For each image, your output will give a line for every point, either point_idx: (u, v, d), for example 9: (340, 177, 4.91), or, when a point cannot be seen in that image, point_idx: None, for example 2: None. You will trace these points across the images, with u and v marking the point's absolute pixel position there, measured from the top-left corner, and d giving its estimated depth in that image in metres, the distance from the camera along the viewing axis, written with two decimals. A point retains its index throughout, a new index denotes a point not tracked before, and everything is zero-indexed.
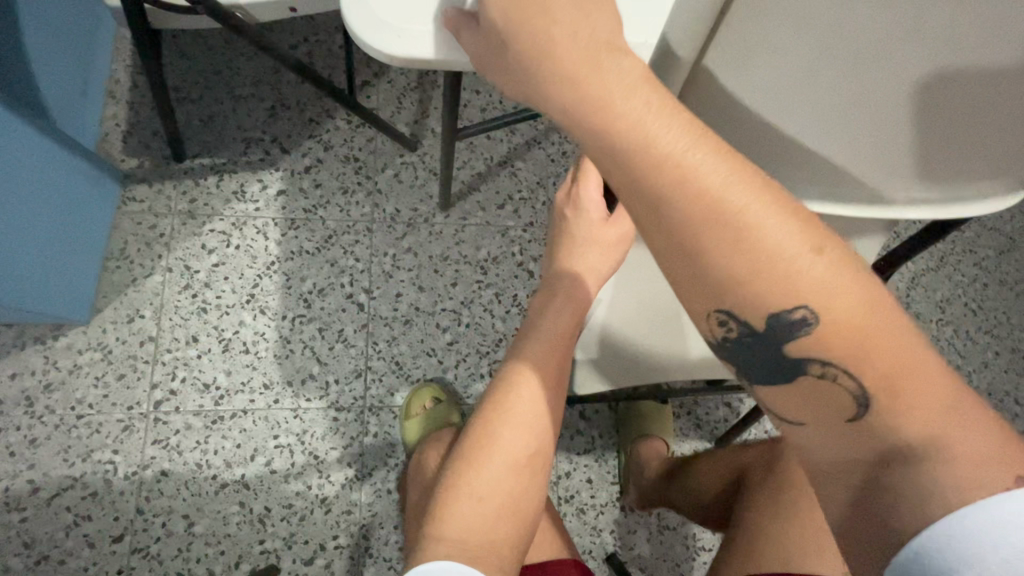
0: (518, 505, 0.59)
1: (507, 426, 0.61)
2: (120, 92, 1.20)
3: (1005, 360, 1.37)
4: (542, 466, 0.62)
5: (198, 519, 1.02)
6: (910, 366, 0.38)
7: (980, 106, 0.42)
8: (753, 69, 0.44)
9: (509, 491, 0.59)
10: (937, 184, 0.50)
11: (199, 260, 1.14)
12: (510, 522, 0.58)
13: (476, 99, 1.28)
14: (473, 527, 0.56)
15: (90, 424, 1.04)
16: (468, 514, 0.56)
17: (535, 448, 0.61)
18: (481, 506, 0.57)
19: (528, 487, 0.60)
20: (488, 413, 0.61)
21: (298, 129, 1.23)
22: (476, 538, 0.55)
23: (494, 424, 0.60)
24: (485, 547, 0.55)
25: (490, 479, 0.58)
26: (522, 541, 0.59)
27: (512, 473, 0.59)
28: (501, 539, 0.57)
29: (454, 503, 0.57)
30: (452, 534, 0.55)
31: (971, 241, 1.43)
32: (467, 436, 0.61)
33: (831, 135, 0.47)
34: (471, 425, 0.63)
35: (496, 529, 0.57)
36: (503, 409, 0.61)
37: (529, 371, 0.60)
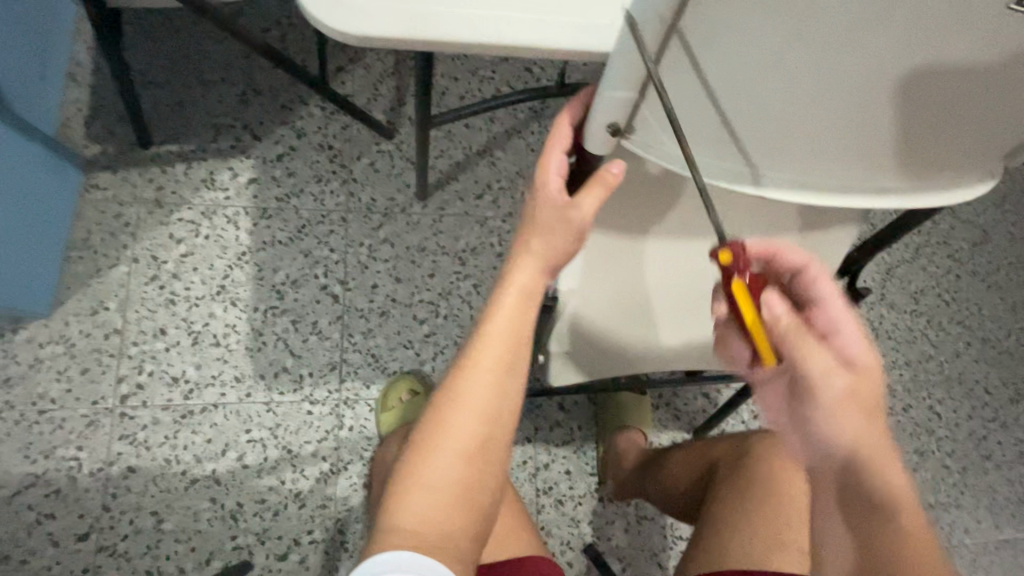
0: (474, 494, 0.56)
1: (461, 412, 0.57)
2: (81, 75, 1.15)
3: (977, 350, 1.39)
4: (500, 455, 0.58)
5: (167, 516, 1.00)
6: (878, 444, 0.53)
7: (943, 89, 0.42)
8: (745, 79, 0.42)
9: (463, 481, 0.55)
10: (899, 170, 0.51)
11: (167, 251, 1.11)
12: (466, 512, 0.55)
13: (454, 87, 1.25)
14: (428, 517, 0.54)
15: (53, 419, 1.01)
16: (421, 504, 0.54)
17: (491, 436, 0.57)
18: (434, 496, 0.54)
19: (484, 474, 0.57)
20: (441, 400, 0.57)
21: (270, 115, 1.19)
22: (431, 529, 0.54)
23: (446, 412, 0.57)
24: (440, 538, 0.54)
25: (442, 469, 0.55)
26: (481, 526, 0.57)
27: (465, 462, 0.56)
28: (457, 530, 0.55)
29: (407, 491, 0.55)
30: (406, 525, 0.54)
31: (945, 234, 1.45)
32: (420, 422, 0.58)
33: (802, 127, 0.46)
34: (427, 411, 0.59)
35: (450, 517, 0.55)
36: (456, 394, 0.57)
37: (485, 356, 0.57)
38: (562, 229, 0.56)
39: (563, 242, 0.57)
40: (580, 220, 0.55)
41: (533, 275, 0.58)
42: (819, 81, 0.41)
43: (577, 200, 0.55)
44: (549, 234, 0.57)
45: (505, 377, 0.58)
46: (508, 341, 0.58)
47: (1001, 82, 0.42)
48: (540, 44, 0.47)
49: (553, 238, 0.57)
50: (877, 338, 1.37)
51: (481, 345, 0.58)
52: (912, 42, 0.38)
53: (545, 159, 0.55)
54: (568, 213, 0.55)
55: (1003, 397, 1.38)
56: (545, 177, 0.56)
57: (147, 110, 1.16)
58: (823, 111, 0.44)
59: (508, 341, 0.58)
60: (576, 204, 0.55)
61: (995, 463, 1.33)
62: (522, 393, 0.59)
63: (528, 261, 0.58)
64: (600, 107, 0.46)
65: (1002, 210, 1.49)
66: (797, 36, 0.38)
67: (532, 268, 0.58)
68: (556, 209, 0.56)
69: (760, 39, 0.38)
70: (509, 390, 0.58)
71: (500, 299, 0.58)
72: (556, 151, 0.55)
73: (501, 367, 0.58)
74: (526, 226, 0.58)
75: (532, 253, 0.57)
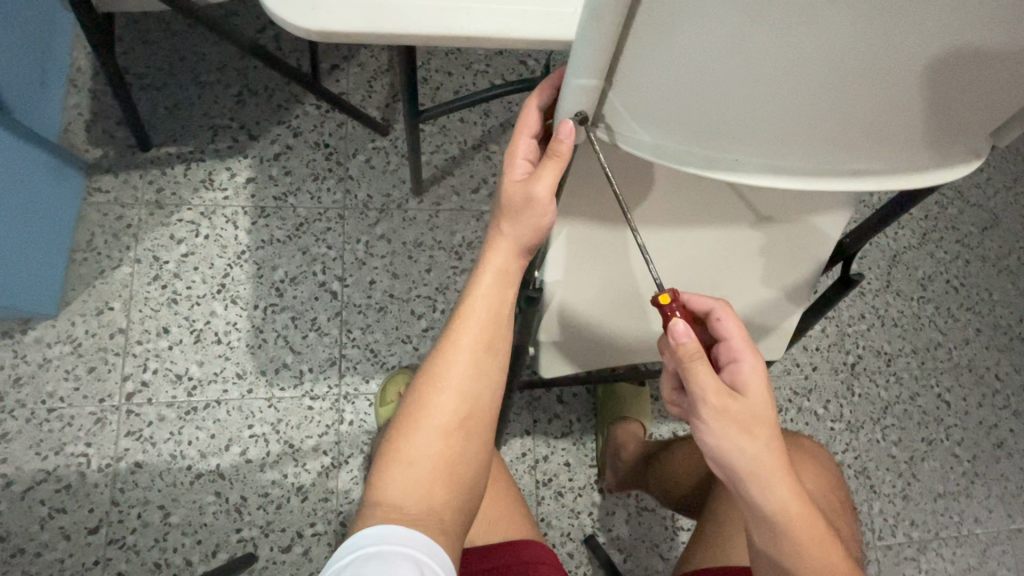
0: (457, 469, 0.57)
1: (440, 393, 0.58)
2: (82, 80, 1.17)
3: (987, 336, 1.36)
4: (483, 430, 0.59)
5: (174, 510, 1.02)
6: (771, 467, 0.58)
7: (915, 65, 0.41)
8: (717, 65, 0.41)
9: (445, 456, 0.56)
10: (881, 149, 0.50)
11: (168, 251, 1.13)
12: (449, 487, 0.56)
13: (448, 81, 1.25)
14: (411, 491, 0.55)
15: (62, 417, 1.04)
16: (404, 479, 0.55)
17: (473, 411, 0.58)
18: (417, 472, 0.55)
19: (464, 453, 0.57)
20: (422, 380, 0.59)
21: (266, 115, 1.20)
22: (414, 503, 0.54)
23: (428, 389, 0.58)
24: (423, 511, 0.54)
25: (424, 445, 0.56)
26: (463, 507, 0.57)
27: (447, 437, 0.57)
28: (441, 504, 0.55)
29: (390, 467, 0.56)
30: (390, 500, 0.54)
31: (954, 218, 1.42)
32: (404, 403, 0.60)
33: (774, 109, 0.45)
34: (409, 392, 0.60)
35: (434, 491, 0.55)
36: (435, 374, 0.59)
37: (461, 335, 0.59)
38: (526, 210, 0.56)
39: (533, 221, 0.57)
40: (541, 195, 0.54)
41: (507, 257, 0.59)
42: (788, 63, 0.41)
43: (538, 174, 0.54)
44: (516, 216, 0.57)
45: (485, 354, 0.60)
46: (486, 321, 0.60)
47: (977, 52, 0.41)
48: (501, 33, 0.47)
49: (520, 219, 0.57)
50: (882, 325, 1.34)
51: (459, 327, 0.60)
52: (883, 19, 0.37)
53: (513, 143, 0.56)
54: (530, 189, 0.55)
55: (1014, 383, 1.35)
56: (511, 161, 0.56)
57: (146, 113, 1.18)
58: (793, 93, 0.43)
59: (487, 320, 0.60)
60: (537, 179, 0.54)
61: (1007, 451, 1.31)
62: (503, 370, 0.61)
63: (501, 245, 0.59)
64: (569, 95, 0.46)
65: (1013, 192, 1.45)
66: (760, 17, 0.37)
67: (505, 252, 0.59)
68: (519, 189, 0.56)
69: (723, 21, 0.38)
70: (489, 366, 0.60)
71: (477, 282, 0.60)
72: (524, 136, 0.55)
73: (480, 345, 0.59)
74: (500, 211, 0.59)
75: (505, 238, 0.59)
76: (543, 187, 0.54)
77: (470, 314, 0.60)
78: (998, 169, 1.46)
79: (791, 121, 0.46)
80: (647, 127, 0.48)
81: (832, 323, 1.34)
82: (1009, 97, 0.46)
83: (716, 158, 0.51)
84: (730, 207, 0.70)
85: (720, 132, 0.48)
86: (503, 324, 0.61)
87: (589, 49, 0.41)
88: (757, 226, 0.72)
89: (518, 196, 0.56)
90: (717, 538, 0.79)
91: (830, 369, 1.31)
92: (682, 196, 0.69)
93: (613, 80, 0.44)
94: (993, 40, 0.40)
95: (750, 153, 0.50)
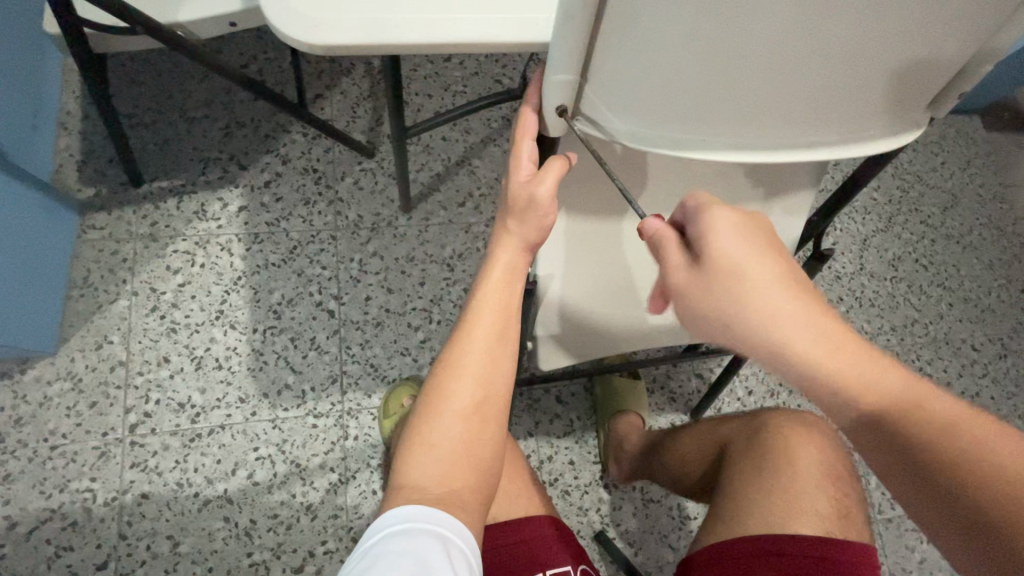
0: (475, 452, 0.59)
1: (456, 381, 0.61)
2: (72, 123, 1.21)
3: (960, 310, 1.43)
4: (498, 414, 0.61)
5: (183, 539, 1.02)
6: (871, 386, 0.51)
7: (847, 47, 0.47)
8: (671, 57, 0.47)
9: (463, 439, 0.59)
10: (831, 124, 0.56)
11: (164, 282, 1.15)
12: (467, 468, 0.58)
13: (428, 103, 1.31)
14: (433, 474, 0.57)
15: (65, 454, 1.04)
16: (427, 461, 0.58)
17: (488, 396, 0.61)
18: (437, 455, 0.58)
19: (480, 435, 0.60)
20: (440, 370, 0.62)
21: (254, 145, 1.24)
22: (435, 485, 0.56)
23: (446, 378, 0.61)
24: (445, 492, 0.56)
25: (444, 428, 0.59)
26: (484, 488, 0.60)
27: (465, 421, 0.60)
28: (462, 485, 0.57)
29: (413, 451, 0.58)
30: (413, 483, 0.56)
31: (915, 201, 1.50)
32: (423, 393, 0.62)
33: (729, 92, 0.50)
34: (427, 383, 0.63)
35: (453, 473, 0.58)
36: (452, 364, 0.61)
37: (472, 325, 0.62)
38: (530, 209, 0.60)
39: (534, 219, 0.61)
40: (542, 196, 0.59)
41: (513, 254, 0.63)
42: (738, 47, 0.46)
43: (539, 177, 0.59)
44: (521, 216, 0.61)
45: (498, 343, 0.63)
46: (497, 312, 0.63)
47: (901, 33, 0.46)
48: (487, 39, 0.52)
49: (524, 218, 0.61)
50: (860, 306, 1.41)
51: (472, 319, 0.63)
52: (809, 11, 0.43)
53: (516, 147, 0.59)
54: (532, 190, 0.59)
55: (990, 352, 1.40)
56: (516, 165, 0.61)
57: (137, 151, 1.21)
58: (746, 76, 0.49)
59: (498, 312, 0.63)
60: (539, 181, 0.59)
61: (990, 418, 1.36)
62: (514, 357, 0.63)
63: (508, 243, 0.63)
64: (551, 90, 0.51)
65: (968, 173, 1.55)
66: (710, 10, 0.42)
67: (511, 248, 0.63)
68: (524, 190, 0.60)
69: (674, 18, 0.43)
70: (502, 354, 0.62)
71: (486, 277, 0.63)
72: (526, 140, 0.59)
73: (493, 335, 0.62)
74: (505, 213, 0.63)
75: (510, 237, 0.63)
76: (547, 186, 0.59)
77: (482, 304, 0.63)
78: (951, 153, 1.56)
79: (750, 100, 0.52)
80: (620, 116, 0.54)
81: None
82: (935, 71, 0.52)
83: (684, 140, 0.56)
84: (703, 191, 0.76)
85: (684, 117, 0.53)
86: (512, 317, 0.64)
87: (562, 48, 0.46)
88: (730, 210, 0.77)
89: (520, 195, 0.60)
90: (730, 516, 0.81)
91: None
92: (661, 188, 0.75)
93: (588, 74, 0.50)
94: (912, 22, 0.45)
95: (714, 133, 0.56)
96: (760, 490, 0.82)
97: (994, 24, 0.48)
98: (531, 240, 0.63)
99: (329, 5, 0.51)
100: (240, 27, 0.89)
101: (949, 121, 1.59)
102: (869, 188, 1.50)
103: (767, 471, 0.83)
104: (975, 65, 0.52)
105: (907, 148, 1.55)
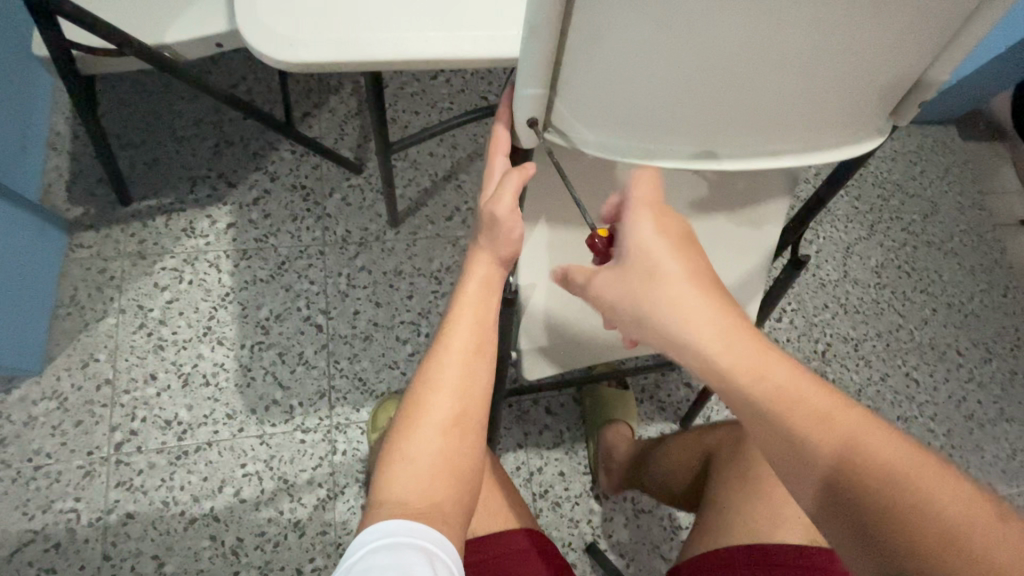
0: (456, 463, 0.60)
1: (434, 395, 0.61)
2: (61, 143, 1.22)
3: (943, 315, 1.44)
4: (477, 426, 0.62)
5: (168, 558, 1.01)
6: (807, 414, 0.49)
7: (801, 62, 0.49)
8: (635, 72, 0.49)
9: (443, 451, 0.60)
10: (793, 132, 0.58)
11: (152, 299, 1.15)
12: (448, 480, 0.59)
13: (415, 120, 1.34)
14: (414, 490, 0.57)
15: (49, 474, 1.03)
16: (406, 477, 0.58)
17: (467, 408, 0.62)
18: (417, 468, 0.58)
19: (460, 447, 0.61)
20: (418, 384, 0.63)
21: (243, 163, 1.26)
22: (417, 499, 0.57)
23: (424, 392, 0.62)
24: (426, 505, 0.56)
25: (424, 441, 0.59)
26: (464, 499, 0.60)
27: (444, 434, 0.60)
28: (442, 497, 0.58)
29: (392, 468, 0.59)
30: (393, 497, 0.57)
31: (896, 209, 1.53)
32: (400, 408, 0.63)
33: (691, 102, 0.52)
34: (406, 396, 0.63)
35: (434, 486, 0.58)
36: (430, 376, 0.62)
37: (450, 340, 0.63)
38: (492, 226, 0.62)
39: (502, 236, 0.62)
40: (501, 212, 0.60)
41: (487, 268, 0.65)
42: (695, 62, 0.48)
43: (498, 194, 0.60)
44: (488, 233, 0.63)
45: (476, 355, 0.64)
46: (474, 325, 0.64)
47: (853, 47, 0.48)
48: (459, 56, 0.54)
49: (493, 237, 0.63)
50: (845, 313, 1.43)
51: (449, 332, 0.64)
52: (763, 27, 0.45)
53: (488, 163, 0.62)
54: (497, 207, 0.61)
55: (975, 356, 1.42)
56: (488, 179, 0.63)
57: (126, 170, 1.22)
58: (706, 88, 0.51)
59: (474, 325, 0.64)
60: (497, 199, 0.60)
61: (978, 422, 1.36)
62: (493, 370, 0.64)
63: (480, 258, 0.64)
64: (521, 105, 0.53)
65: (947, 181, 1.58)
66: (668, 25, 0.44)
67: (485, 263, 0.64)
68: (486, 207, 0.61)
69: (633, 33, 0.45)
70: (481, 366, 0.63)
71: (463, 289, 0.65)
72: (499, 154, 0.61)
73: (470, 348, 0.63)
74: (476, 228, 0.65)
75: (482, 251, 0.64)
76: (510, 199, 0.60)
77: (460, 317, 0.64)
78: (930, 162, 1.59)
79: (714, 110, 0.53)
80: (588, 127, 0.55)
81: (799, 314, 1.41)
82: (891, 81, 0.54)
83: (652, 150, 0.58)
84: (678, 200, 0.78)
85: (651, 128, 0.55)
86: (488, 329, 0.65)
87: (530, 63, 0.48)
88: (706, 219, 0.79)
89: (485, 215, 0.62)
90: (718, 524, 0.82)
91: (803, 358, 1.38)
92: None
93: (555, 88, 0.51)
94: (861, 38, 0.47)
95: (679, 143, 0.57)
96: (750, 496, 0.82)
97: (946, 36, 0.50)
98: (503, 253, 0.63)
99: (306, 24, 0.53)
100: (227, 48, 0.91)
101: (926, 132, 1.63)
102: (849, 197, 1.53)
103: (756, 477, 0.83)
104: (931, 75, 0.54)
105: (886, 157, 1.58)
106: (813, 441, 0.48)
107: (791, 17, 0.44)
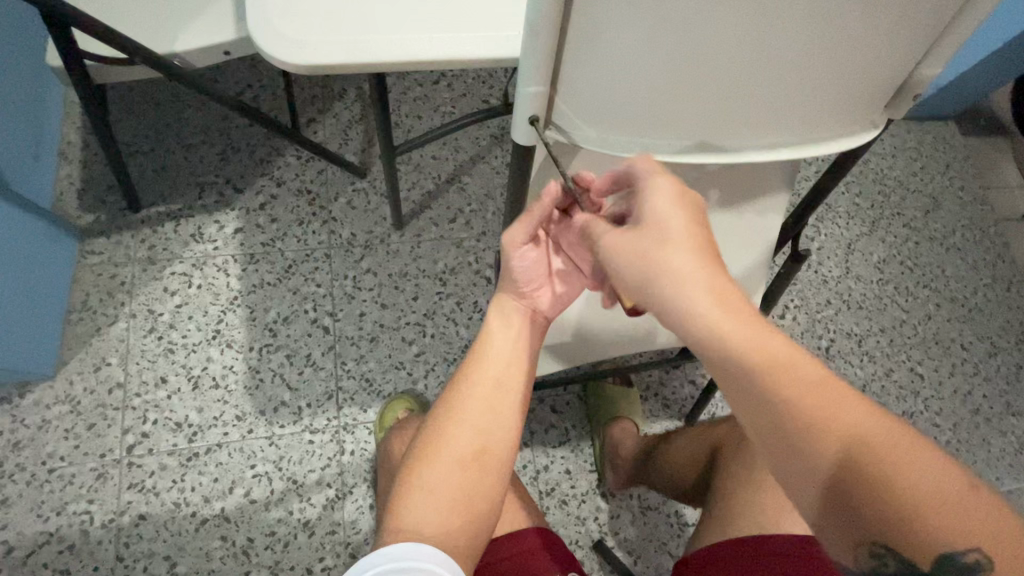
0: (473, 498, 0.61)
1: (457, 428, 0.63)
2: (73, 153, 1.25)
3: (947, 310, 1.45)
4: (497, 464, 0.63)
5: (180, 558, 1.02)
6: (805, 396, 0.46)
7: (794, 55, 0.50)
8: (631, 70, 0.50)
9: (462, 484, 0.61)
10: (788, 125, 0.59)
11: (162, 303, 1.17)
12: (463, 512, 0.60)
13: (418, 124, 1.36)
14: (429, 516, 0.58)
15: (63, 476, 1.05)
16: (422, 506, 0.59)
17: (487, 447, 0.63)
18: (433, 497, 0.60)
19: (478, 482, 0.62)
20: (443, 415, 0.65)
21: (250, 169, 1.28)
22: (430, 526, 0.58)
23: (448, 424, 0.64)
24: (439, 534, 0.58)
25: (443, 473, 0.61)
26: (477, 532, 0.61)
27: (462, 467, 0.62)
28: (454, 528, 0.59)
29: (409, 494, 0.60)
30: (408, 522, 0.57)
31: (897, 205, 1.54)
32: (422, 436, 0.66)
33: (688, 98, 0.54)
34: (429, 424, 0.66)
35: (449, 516, 0.59)
36: (456, 409, 0.65)
37: (476, 376, 0.66)
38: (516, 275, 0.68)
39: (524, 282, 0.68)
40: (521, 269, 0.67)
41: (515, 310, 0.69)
42: (691, 57, 0.49)
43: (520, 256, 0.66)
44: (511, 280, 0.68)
45: (500, 393, 0.66)
46: (499, 365, 0.67)
47: (844, 40, 0.49)
48: (461, 56, 0.56)
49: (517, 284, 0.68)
50: (849, 309, 1.43)
51: (475, 369, 0.67)
52: (755, 22, 0.46)
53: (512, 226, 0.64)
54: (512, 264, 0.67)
55: (980, 351, 1.42)
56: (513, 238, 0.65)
57: (136, 178, 1.25)
58: (702, 83, 0.52)
59: (499, 366, 0.67)
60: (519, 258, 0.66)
61: (984, 416, 1.36)
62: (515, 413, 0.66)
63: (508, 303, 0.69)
64: (522, 102, 0.54)
65: (947, 175, 1.58)
66: (662, 24, 0.46)
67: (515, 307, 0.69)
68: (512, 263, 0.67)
69: (628, 32, 0.47)
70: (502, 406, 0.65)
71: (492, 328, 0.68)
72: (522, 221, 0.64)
73: (495, 386, 0.66)
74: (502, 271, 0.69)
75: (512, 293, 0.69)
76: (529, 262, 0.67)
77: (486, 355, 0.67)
78: (930, 158, 1.60)
79: (709, 105, 0.55)
80: (588, 123, 0.57)
81: (801, 310, 1.42)
82: (885, 73, 0.55)
83: (650, 145, 0.60)
84: None
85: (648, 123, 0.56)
86: (513, 369, 0.67)
87: (531, 61, 0.50)
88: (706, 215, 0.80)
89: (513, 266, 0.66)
90: (726, 516, 0.82)
91: None
92: None
93: (556, 85, 0.53)
94: (853, 30, 0.48)
95: (676, 138, 0.59)
96: (757, 489, 0.82)
97: (936, 29, 0.51)
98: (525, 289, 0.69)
99: (314, 27, 0.55)
100: (234, 56, 0.93)
101: (925, 128, 1.64)
102: (850, 194, 1.54)
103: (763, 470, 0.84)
104: (923, 67, 0.55)
105: (887, 154, 1.59)
106: (817, 437, 0.45)
107: (783, 13, 0.46)
